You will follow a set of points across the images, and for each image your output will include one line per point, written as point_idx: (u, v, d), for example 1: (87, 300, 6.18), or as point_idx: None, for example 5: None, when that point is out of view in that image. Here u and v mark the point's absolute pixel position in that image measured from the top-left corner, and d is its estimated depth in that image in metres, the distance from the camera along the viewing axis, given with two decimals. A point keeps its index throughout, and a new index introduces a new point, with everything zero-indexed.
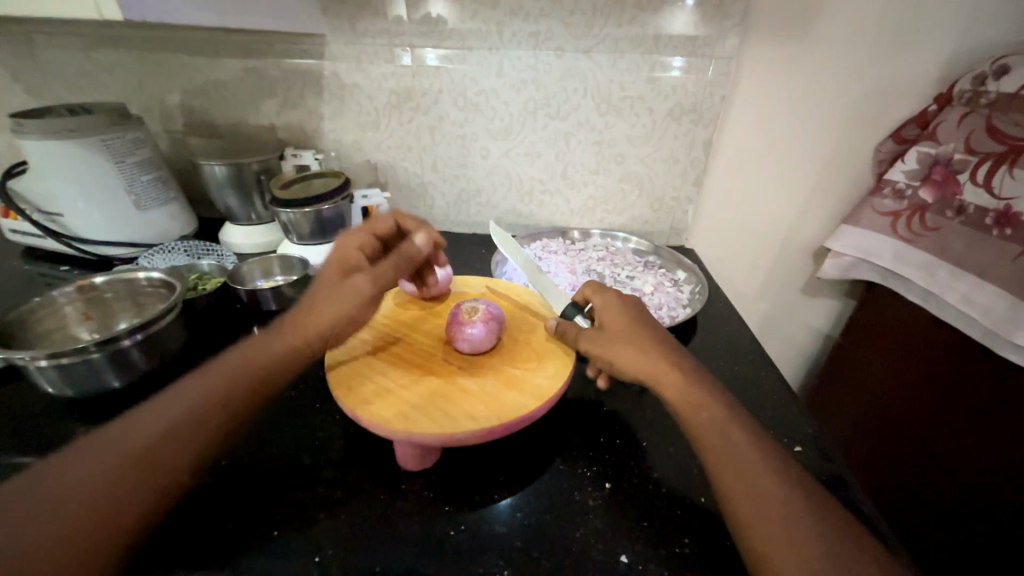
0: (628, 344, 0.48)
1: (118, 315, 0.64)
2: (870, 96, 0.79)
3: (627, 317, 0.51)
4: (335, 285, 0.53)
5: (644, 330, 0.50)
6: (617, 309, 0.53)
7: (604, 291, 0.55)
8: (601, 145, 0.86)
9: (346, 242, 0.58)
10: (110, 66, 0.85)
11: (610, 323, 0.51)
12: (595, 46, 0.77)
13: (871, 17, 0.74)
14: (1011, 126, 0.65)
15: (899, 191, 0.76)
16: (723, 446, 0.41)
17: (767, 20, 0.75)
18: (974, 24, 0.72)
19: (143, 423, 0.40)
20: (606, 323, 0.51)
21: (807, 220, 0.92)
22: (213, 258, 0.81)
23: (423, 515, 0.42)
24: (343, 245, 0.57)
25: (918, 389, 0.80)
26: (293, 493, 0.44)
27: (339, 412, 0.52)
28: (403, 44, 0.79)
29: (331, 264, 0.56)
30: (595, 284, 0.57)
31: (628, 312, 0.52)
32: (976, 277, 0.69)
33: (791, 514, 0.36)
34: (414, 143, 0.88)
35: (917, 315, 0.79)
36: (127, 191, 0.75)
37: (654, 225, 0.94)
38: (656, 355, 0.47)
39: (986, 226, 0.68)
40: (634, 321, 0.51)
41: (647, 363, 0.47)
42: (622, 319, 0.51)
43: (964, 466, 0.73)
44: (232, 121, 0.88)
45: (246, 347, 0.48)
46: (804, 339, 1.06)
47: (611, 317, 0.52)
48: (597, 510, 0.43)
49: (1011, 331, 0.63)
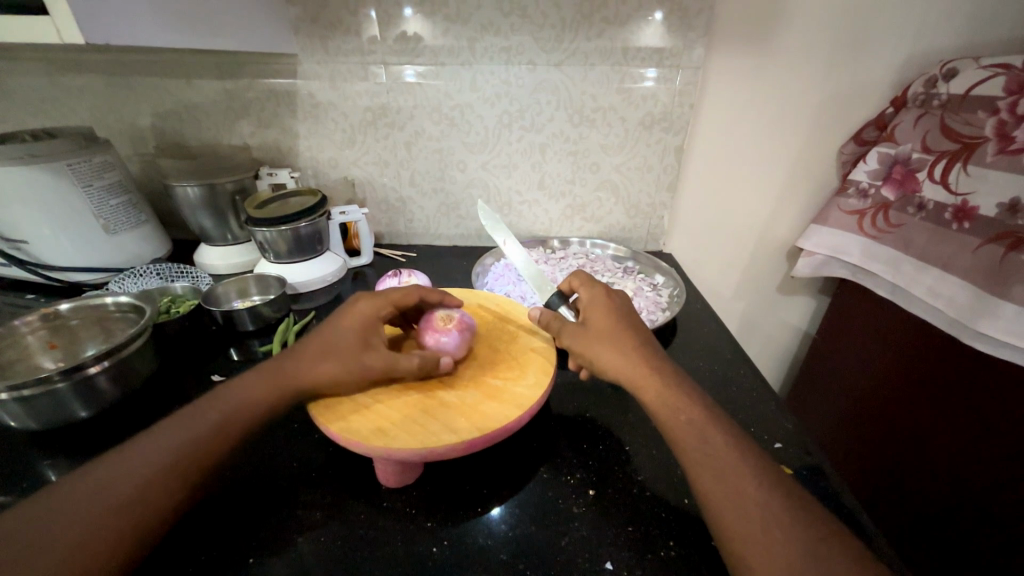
0: (607, 341, 0.49)
1: (86, 342, 0.62)
2: (831, 101, 0.82)
3: (610, 315, 0.52)
4: (351, 356, 0.47)
5: (626, 328, 0.51)
6: (601, 305, 0.53)
7: (592, 288, 0.55)
8: (576, 155, 0.87)
9: (369, 304, 0.52)
10: (77, 90, 0.84)
11: (593, 318, 0.52)
12: (566, 60, 0.78)
13: (826, 25, 0.77)
14: (963, 125, 0.68)
15: (863, 190, 0.79)
16: (701, 446, 0.41)
17: (729, 30, 0.78)
18: (924, 29, 0.75)
19: (120, 456, 0.39)
20: (588, 318, 0.52)
21: (779, 221, 0.94)
22: (187, 280, 0.79)
23: (405, 533, 0.41)
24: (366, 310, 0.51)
25: (894, 382, 0.82)
26: (270, 519, 0.42)
27: (318, 431, 0.51)
28: (377, 62, 0.80)
29: (351, 326, 0.50)
30: (583, 276, 0.57)
31: (613, 308, 0.53)
32: (940, 269, 0.70)
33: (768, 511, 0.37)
34: (391, 158, 0.89)
35: (888, 308, 0.81)
36: (95, 215, 0.73)
37: (632, 231, 0.95)
38: (631, 355, 0.48)
39: (946, 221, 0.70)
40: (617, 318, 0.52)
41: (622, 364, 0.48)
42: (608, 315, 0.52)
43: (939, 456, 0.75)
44: (206, 141, 0.88)
45: (242, 386, 0.45)
46: (783, 337, 1.08)
47: (595, 313, 0.53)
48: (583, 517, 0.43)
49: (975, 320, 0.65)
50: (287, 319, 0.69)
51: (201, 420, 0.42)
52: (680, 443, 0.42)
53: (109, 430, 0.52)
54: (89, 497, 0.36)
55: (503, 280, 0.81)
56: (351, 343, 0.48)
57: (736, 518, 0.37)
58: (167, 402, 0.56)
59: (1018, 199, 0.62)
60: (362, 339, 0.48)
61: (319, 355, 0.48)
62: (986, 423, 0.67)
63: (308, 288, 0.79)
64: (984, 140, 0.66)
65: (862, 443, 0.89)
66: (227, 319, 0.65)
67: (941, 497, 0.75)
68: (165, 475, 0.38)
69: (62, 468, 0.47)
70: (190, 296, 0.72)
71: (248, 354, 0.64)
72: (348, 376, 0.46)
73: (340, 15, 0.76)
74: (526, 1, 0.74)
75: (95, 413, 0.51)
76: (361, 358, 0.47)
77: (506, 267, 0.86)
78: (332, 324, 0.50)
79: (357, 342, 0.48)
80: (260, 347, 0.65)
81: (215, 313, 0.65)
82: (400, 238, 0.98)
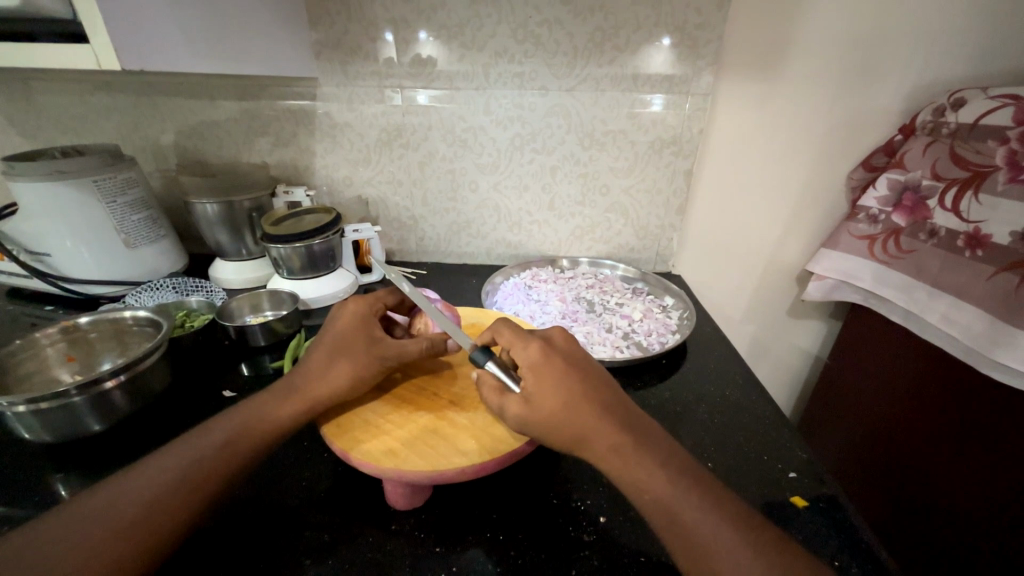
0: (561, 425, 0.41)
1: (102, 355, 0.63)
2: (839, 127, 0.83)
3: (557, 381, 0.43)
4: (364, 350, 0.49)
5: (579, 404, 0.42)
6: (545, 371, 0.43)
7: (532, 342, 0.46)
8: (586, 177, 0.89)
9: (363, 303, 0.54)
10: (106, 109, 0.87)
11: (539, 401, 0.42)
12: (577, 85, 0.80)
13: (833, 55, 0.78)
14: (974, 154, 0.68)
15: (874, 216, 0.80)
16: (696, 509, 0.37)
17: (737, 59, 0.80)
18: (930, 60, 0.77)
19: (133, 475, 0.39)
20: (531, 395, 0.43)
21: (789, 244, 0.94)
22: (202, 294, 0.80)
23: (412, 558, 0.40)
24: (361, 310, 0.53)
25: (908, 410, 0.80)
26: (278, 542, 0.42)
27: (327, 450, 0.51)
28: (394, 86, 0.82)
29: (352, 326, 0.51)
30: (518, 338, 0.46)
31: (559, 370, 0.43)
32: (954, 297, 0.70)
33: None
34: (404, 178, 0.91)
35: (901, 334, 0.80)
36: (116, 230, 0.75)
37: (641, 253, 0.96)
38: (594, 439, 0.41)
39: (958, 248, 0.70)
40: (567, 384, 0.43)
41: (589, 448, 0.41)
42: (557, 385, 0.42)
43: (953, 488, 0.73)
44: (226, 160, 0.90)
45: (255, 407, 0.45)
46: (794, 361, 1.07)
47: (537, 384, 0.43)
48: (593, 546, 0.42)
49: (992, 350, 0.64)
50: (298, 334, 0.69)
51: (212, 442, 0.42)
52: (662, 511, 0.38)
53: (120, 444, 0.52)
54: (100, 519, 0.36)
55: (512, 299, 0.83)
56: (357, 337, 0.50)
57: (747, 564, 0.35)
58: (179, 417, 0.56)
59: None
60: (366, 332, 0.50)
61: (327, 353, 0.49)
62: (1007, 456, 0.65)
63: (320, 304, 0.80)
64: (995, 168, 0.66)
65: (877, 473, 0.87)
66: (240, 334, 0.66)
67: (955, 531, 0.73)
68: (177, 494, 0.38)
69: (74, 482, 0.48)
70: (204, 311, 0.73)
71: (258, 370, 0.64)
72: (358, 367, 0.47)
73: (359, 41, 0.79)
74: (539, 30, 0.76)
75: (109, 427, 0.51)
76: (374, 348, 0.49)
77: (516, 286, 0.87)
78: (332, 332, 0.51)
79: (362, 335, 0.50)
80: (271, 363, 0.66)
81: (229, 328, 0.66)
82: (411, 255, 0.99)
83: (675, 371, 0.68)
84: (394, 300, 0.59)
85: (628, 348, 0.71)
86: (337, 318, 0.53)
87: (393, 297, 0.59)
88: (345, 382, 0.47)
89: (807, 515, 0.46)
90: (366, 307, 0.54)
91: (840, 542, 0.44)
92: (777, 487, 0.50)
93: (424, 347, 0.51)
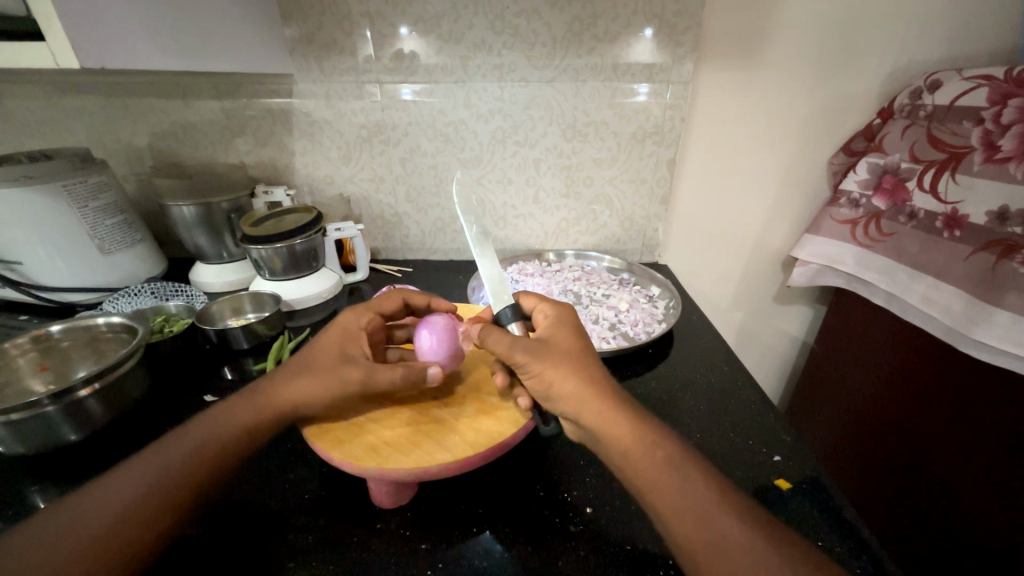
0: (569, 361, 0.44)
1: (77, 364, 0.61)
2: (819, 112, 0.84)
3: (575, 334, 0.47)
4: (331, 371, 0.45)
5: (584, 353, 0.46)
6: (563, 327, 0.48)
7: (558, 305, 0.51)
8: (569, 169, 0.88)
9: (353, 316, 0.51)
10: (75, 112, 0.85)
11: (556, 340, 0.46)
12: (558, 76, 0.80)
13: (812, 39, 0.79)
14: (950, 135, 0.69)
15: (854, 200, 0.80)
16: (686, 491, 0.37)
17: (717, 45, 0.79)
18: (908, 42, 0.77)
19: (103, 487, 0.38)
20: (549, 338, 0.47)
21: (773, 231, 0.95)
22: (181, 298, 0.79)
23: (398, 556, 0.40)
24: (348, 321, 0.50)
25: (891, 391, 0.81)
26: (261, 545, 0.41)
27: (311, 451, 0.51)
28: (373, 81, 0.81)
29: (332, 340, 0.48)
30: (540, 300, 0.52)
31: (577, 329, 0.48)
32: (933, 278, 0.71)
33: (757, 555, 0.34)
34: (386, 174, 0.89)
35: (883, 316, 0.81)
36: (90, 236, 0.73)
37: (628, 243, 0.96)
38: (589, 381, 0.43)
39: (937, 229, 0.71)
40: (581, 340, 0.47)
41: (590, 396, 0.42)
42: (571, 335, 0.47)
43: (935, 465, 0.74)
44: (203, 161, 0.88)
45: (232, 411, 0.44)
46: (781, 346, 1.08)
47: (555, 333, 0.47)
48: (579, 536, 0.42)
49: (971, 329, 0.65)
50: (281, 336, 0.69)
51: (184, 452, 0.40)
52: (653, 486, 0.38)
53: (97, 454, 0.51)
54: (72, 532, 0.35)
55: None
56: (330, 356, 0.47)
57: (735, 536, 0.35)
58: (159, 424, 0.55)
59: (1007, 207, 0.62)
60: (344, 348, 0.48)
61: (304, 367, 0.46)
62: (988, 434, 0.66)
63: (303, 304, 0.79)
64: (970, 150, 0.67)
65: (863, 454, 0.88)
66: (221, 337, 0.65)
67: (937, 506, 0.74)
68: (153, 500, 0.37)
69: (50, 492, 0.47)
70: (183, 315, 0.72)
71: (242, 372, 0.64)
72: (327, 390, 0.44)
73: (334, 36, 0.77)
74: (517, 20, 0.76)
75: (86, 436, 0.50)
76: (339, 370, 0.45)
77: (503, 281, 0.86)
78: (316, 342, 0.49)
79: (337, 352, 0.47)
80: (254, 366, 0.65)
81: (209, 332, 0.65)
82: (396, 253, 0.98)
83: (661, 360, 0.68)
84: (393, 307, 0.55)
85: (615, 339, 0.71)
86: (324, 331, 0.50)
87: (393, 304, 0.55)
88: (315, 401, 0.44)
89: (791, 497, 0.47)
90: (354, 320, 0.51)
91: (824, 524, 0.44)
92: (763, 471, 0.50)
93: (399, 377, 0.45)
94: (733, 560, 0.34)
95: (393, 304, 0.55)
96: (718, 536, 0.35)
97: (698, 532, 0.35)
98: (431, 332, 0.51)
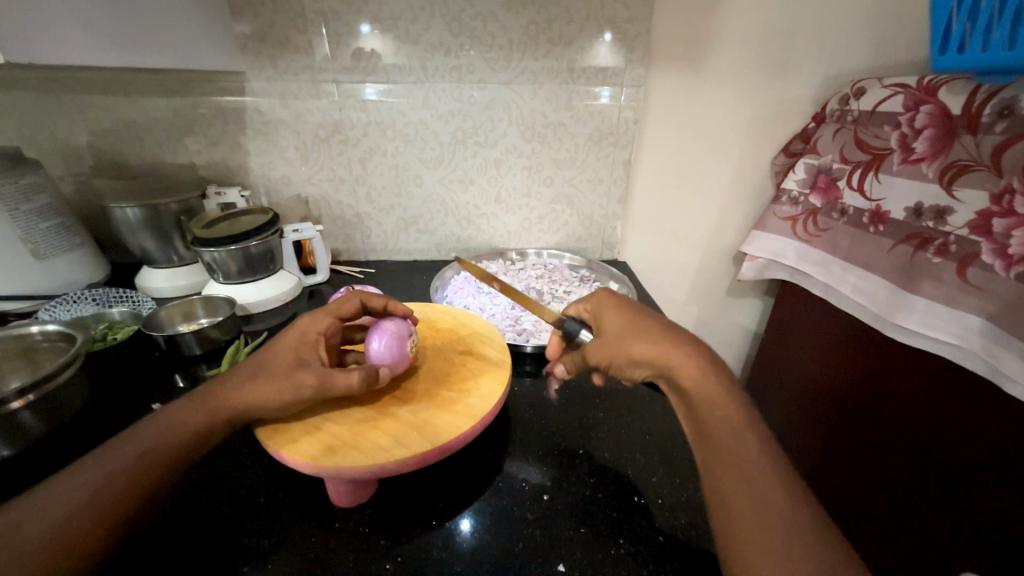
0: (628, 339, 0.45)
1: (8, 377, 0.57)
2: (761, 116, 0.89)
3: (623, 311, 0.49)
4: (285, 376, 0.44)
5: (646, 316, 0.48)
6: (615, 301, 0.51)
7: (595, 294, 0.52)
8: (530, 169, 0.90)
9: (310, 321, 0.50)
10: (1, 108, 0.79)
11: (607, 323, 0.48)
12: (516, 78, 0.81)
13: (750, 48, 0.84)
14: (874, 138, 0.75)
15: (794, 198, 0.86)
16: (734, 446, 0.39)
17: (667, 50, 0.84)
18: (837, 53, 0.83)
19: (41, 498, 0.36)
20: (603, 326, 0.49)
21: (722, 227, 1.01)
22: (128, 305, 0.75)
23: (358, 553, 0.40)
24: (304, 325, 0.50)
25: (829, 376, 0.87)
26: (214, 549, 0.41)
27: (267, 455, 0.50)
28: (329, 80, 0.80)
29: (288, 344, 0.48)
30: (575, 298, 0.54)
31: (620, 304, 0.50)
32: (863, 269, 0.77)
33: (805, 545, 0.33)
34: (345, 174, 0.88)
35: (821, 306, 0.88)
36: (22, 240, 0.69)
37: (587, 241, 0.99)
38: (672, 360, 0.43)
39: (864, 224, 0.77)
40: (632, 314, 0.48)
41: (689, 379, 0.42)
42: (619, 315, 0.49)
43: (866, 441, 0.80)
44: (149, 161, 0.84)
45: (179, 416, 0.43)
46: (734, 337, 1.14)
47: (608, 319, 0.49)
48: (537, 523, 0.43)
49: (894, 314, 0.71)
50: (237, 341, 0.67)
51: (131, 458, 0.39)
52: (710, 432, 0.40)
53: (31, 471, 0.48)
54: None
55: (462, 292, 0.83)
56: (286, 360, 0.46)
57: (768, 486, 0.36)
58: (104, 434, 0.53)
59: (921, 204, 0.68)
60: (298, 355, 0.47)
61: (257, 371, 0.46)
62: (909, 411, 0.72)
63: (260, 307, 0.77)
64: (890, 151, 0.73)
65: (806, 436, 0.94)
66: (171, 343, 0.63)
67: (868, 481, 0.80)
68: (98, 508, 0.36)
69: None
70: (129, 322, 0.69)
71: (194, 380, 0.62)
72: (283, 395, 0.44)
73: (288, 34, 0.76)
74: (473, 23, 0.77)
75: (20, 451, 0.48)
76: (294, 374, 0.44)
77: (466, 279, 0.87)
78: (270, 346, 0.48)
79: (292, 357, 0.46)
80: (208, 372, 0.63)
81: (158, 338, 0.62)
82: (358, 254, 0.97)
83: None
84: (352, 309, 0.54)
85: None
86: (279, 338, 0.49)
87: (351, 306, 0.54)
88: (272, 403, 0.44)
89: None
90: (311, 325, 0.50)
91: None
92: None
93: (357, 381, 0.44)
94: (768, 507, 0.35)
95: (352, 306, 0.54)
96: (761, 482, 0.36)
97: (740, 476, 0.37)
98: (377, 334, 0.50)
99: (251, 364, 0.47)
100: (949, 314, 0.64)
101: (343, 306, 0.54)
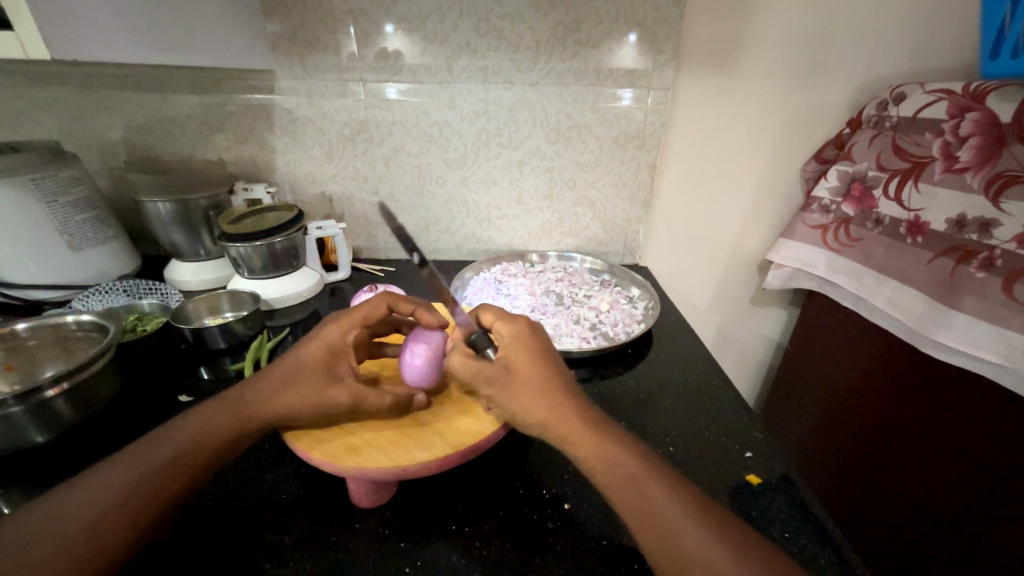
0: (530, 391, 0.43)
1: (44, 363, 0.59)
2: (792, 122, 0.87)
3: (533, 356, 0.45)
4: (318, 390, 0.44)
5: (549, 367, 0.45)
6: (528, 342, 0.47)
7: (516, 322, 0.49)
8: (553, 171, 0.89)
9: (338, 329, 0.50)
10: (43, 104, 0.82)
11: (515, 362, 0.45)
12: (541, 79, 0.81)
13: (783, 51, 0.82)
14: (914, 146, 0.72)
15: (826, 206, 0.83)
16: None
17: (696, 51, 0.82)
18: (875, 57, 0.80)
19: (73, 489, 0.37)
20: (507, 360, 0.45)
21: (748, 235, 0.98)
22: (157, 297, 0.77)
23: (378, 555, 0.40)
24: (333, 334, 0.49)
25: (857, 391, 0.84)
26: (237, 545, 0.41)
27: (289, 451, 0.50)
28: (357, 79, 0.80)
29: (318, 355, 0.47)
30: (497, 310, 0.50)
31: (535, 346, 0.46)
32: (898, 281, 0.74)
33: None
34: (369, 173, 0.89)
35: (851, 318, 0.84)
36: (59, 231, 0.71)
37: (609, 246, 0.97)
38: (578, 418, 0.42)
39: (901, 235, 0.74)
40: (542, 363, 0.45)
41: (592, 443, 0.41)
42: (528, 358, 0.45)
43: (896, 461, 0.77)
44: (180, 157, 0.86)
45: (208, 414, 0.43)
46: (757, 346, 1.11)
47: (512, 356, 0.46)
48: (557, 532, 0.43)
49: (931, 330, 0.68)
50: (260, 336, 0.68)
51: (161, 453, 0.40)
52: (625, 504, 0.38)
53: (65, 458, 0.49)
54: (37, 550, 0.33)
55: (482, 294, 0.83)
56: (318, 374, 0.46)
57: (703, 549, 0.35)
58: (132, 424, 0.54)
59: (964, 215, 0.65)
60: (332, 369, 0.47)
61: (287, 382, 0.45)
62: (946, 432, 0.68)
63: (283, 303, 0.78)
64: (931, 160, 0.70)
65: (831, 452, 0.91)
66: (198, 337, 0.64)
67: (898, 501, 0.77)
68: (129, 503, 0.36)
69: (13, 496, 0.45)
70: (158, 314, 0.71)
71: (219, 373, 0.63)
72: (316, 412, 0.44)
73: (317, 33, 0.77)
74: (501, 23, 0.76)
75: (54, 438, 0.49)
76: (328, 392, 0.45)
77: (486, 281, 0.87)
78: (298, 350, 0.48)
79: (323, 370, 0.46)
80: (232, 366, 0.64)
81: (185, 331, 0.64)
82: (379, 252, 0.98)
83: (639, 360, 0.70)
84: (379, 314, 0.53)
85: (595, 339, 0.72)
86: (307, 346, 0.48)
87: (379, 312, 0.53)
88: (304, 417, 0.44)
89: (762, 492, 0.49)
90: (340, 335, 0.50)
91: (791, 518, 0.46)
92: (734, 467, 0.52)
93: (388, 404, 0.46)
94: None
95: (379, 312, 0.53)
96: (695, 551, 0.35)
97: (669, 547, 0.36)
98: (414, 336, 0.51)
99: (278, 370, 0.46)
100: (992, 332, 0.61)
101: (370, 313, 0.52)
